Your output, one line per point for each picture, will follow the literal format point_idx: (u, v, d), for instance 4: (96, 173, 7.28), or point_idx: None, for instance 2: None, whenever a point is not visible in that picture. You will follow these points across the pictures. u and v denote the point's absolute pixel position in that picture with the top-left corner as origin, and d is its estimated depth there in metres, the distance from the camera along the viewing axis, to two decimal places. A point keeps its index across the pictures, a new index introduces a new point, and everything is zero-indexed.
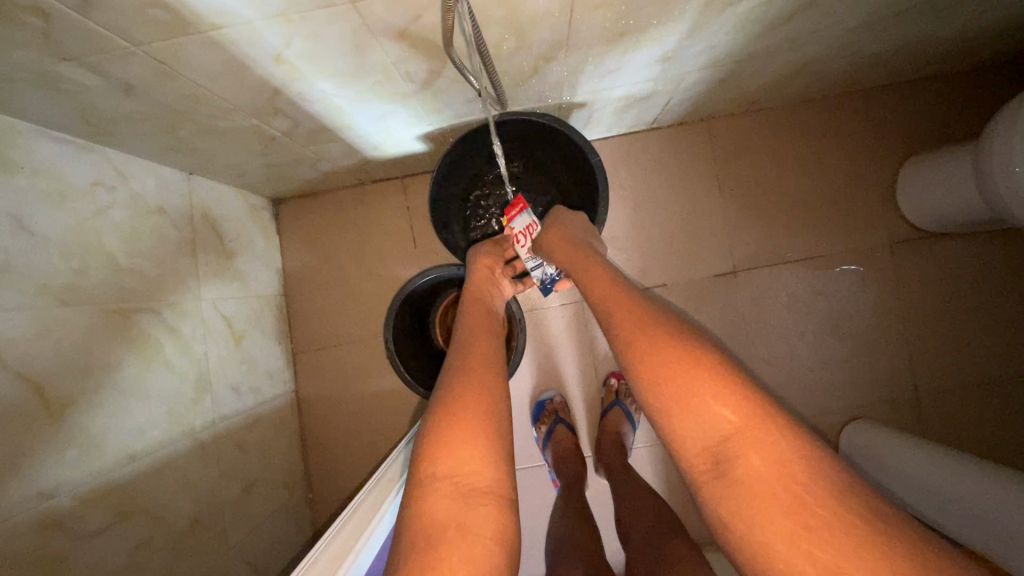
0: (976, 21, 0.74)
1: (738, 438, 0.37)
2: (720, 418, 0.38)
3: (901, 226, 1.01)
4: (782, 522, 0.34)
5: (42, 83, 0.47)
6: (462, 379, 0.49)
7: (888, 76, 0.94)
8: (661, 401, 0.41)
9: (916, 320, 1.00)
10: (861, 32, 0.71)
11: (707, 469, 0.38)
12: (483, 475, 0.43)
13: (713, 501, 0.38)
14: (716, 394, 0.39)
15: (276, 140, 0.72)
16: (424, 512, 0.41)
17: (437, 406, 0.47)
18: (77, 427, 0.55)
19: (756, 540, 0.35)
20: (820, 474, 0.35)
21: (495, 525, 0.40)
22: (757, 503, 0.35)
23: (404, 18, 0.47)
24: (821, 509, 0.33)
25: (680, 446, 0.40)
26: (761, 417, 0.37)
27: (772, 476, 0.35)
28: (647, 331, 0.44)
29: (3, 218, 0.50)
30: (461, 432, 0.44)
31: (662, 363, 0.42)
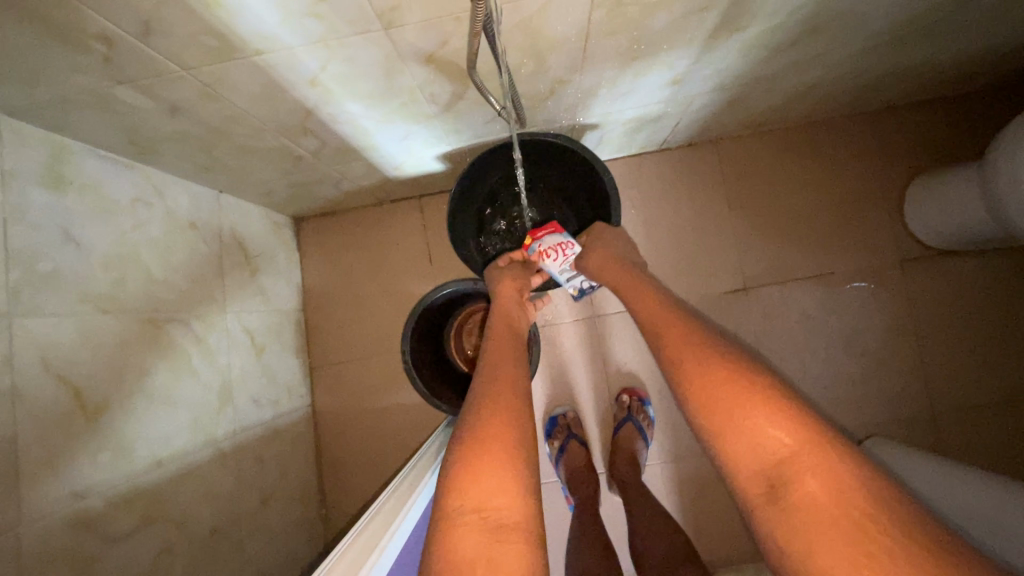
0: (979, 44, 0.76)
1: (793, 463, 0.38)
2: (775, 440, 0.39)
3: (912, 244, 1.01)
4: (841, 552, 0.34)
5: (96, 104, 0.51)
6: (490, 408, 0.50)
7: (893, 99, 0.96)
8: (712, 421, 0.43)
9: (932, 338, 1.00)
10: (866, 55, 0.73)
11: (762, 493, 0.39)
12: (511, 509, 0.42)
13: (768, 525, 0.39)
14: (771, 417, 0.40)
15: (303, 160, 0.76)
16: (448, 550, 0.40)
17: (462, 441, 0.47)
18: (111, 431, 0.58)
19: (815, 568, 0.35)
20: (866, 497, 0.35)
21: (525, 563, 0.39)
22: (816, 531, 0.36)
23: (432, 44, 0.51)
24: (885, 539, 0.33)
25: (732, 471, 0.41)
26: (818, 441, 0.39)
27: (832, 503, 0.36)
28: (692, 352, 0.47)
29: (53, 229, 0.54)
30: (488, 461, 0.44)
31: (714, 385, 0.44)
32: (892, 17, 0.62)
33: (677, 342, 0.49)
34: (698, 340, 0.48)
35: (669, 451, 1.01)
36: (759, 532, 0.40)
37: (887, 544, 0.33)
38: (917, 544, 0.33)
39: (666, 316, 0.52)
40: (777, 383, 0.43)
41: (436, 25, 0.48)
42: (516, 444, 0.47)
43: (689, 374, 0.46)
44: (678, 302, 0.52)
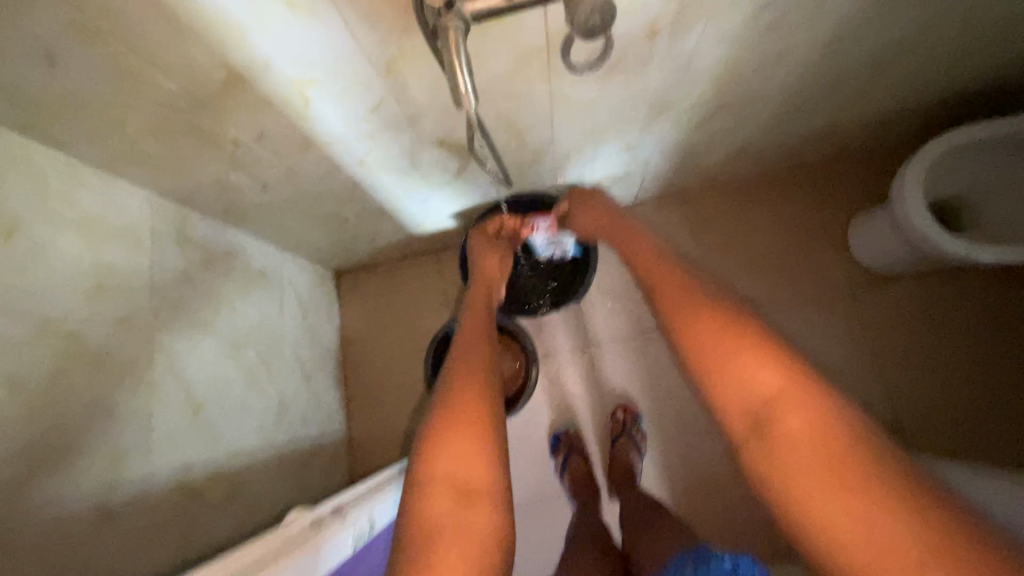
0: (871, 112, 0.96)
1: (779, 400, 0.42)
2: (764, 382, 0.44)
3: (859, 271, 1.17)
4: (820, 478, 0.38)
5: (216, 185, 0.74)
6: (463, 384, 0.54)
7: (823, 154, 1.16)
8: (705, 369, 0.48)
9: (893, 354, 1.13)
10: (778, 123, 0.94)
11: (749, 431, 0.43)
12: (480, 477, 0.47)
13: (754, 459, 0.43)
14: (757, 361, 0.45)
15: (347, 221, 0.99)
16: (421, 511, 0.45)
17: (434, 413, 0.52)
18: (206, 424, 0.76)
19: (795, 493, 0.39)
20: (843, 432, 0.40)
21: (489, 522, 0.45)
22: (798, 461, 0.40)
23: (443, 132, 0.73)
24: (856, 467, 0.38)
25: (723, 412, 0.46)
26: (802, 381, 0.43)
27: (812, 437, 0.40)
28: (690, 309, 0.52)
29: (180, 272, 0.75)
30: (461, 434, 0.49)
31: (709, 337, 0.49)
32: (782, 98, 0.84)
33: (674, 301, 0.54)
34: (696, 298, 0.53)
35: (660, 460, 1.15)
36: (745, 465, 0.44)
37: (859, 472, 0.38)
38: (883, 474, 0.37)
39: (667, 276, 0.58)
40: (763, 330, 0.48)
41: (444, 122, 0.70)
42: (483, 412, 0.52)
43: (688, 329, 0.50)
44: (650, 264, 0.62)
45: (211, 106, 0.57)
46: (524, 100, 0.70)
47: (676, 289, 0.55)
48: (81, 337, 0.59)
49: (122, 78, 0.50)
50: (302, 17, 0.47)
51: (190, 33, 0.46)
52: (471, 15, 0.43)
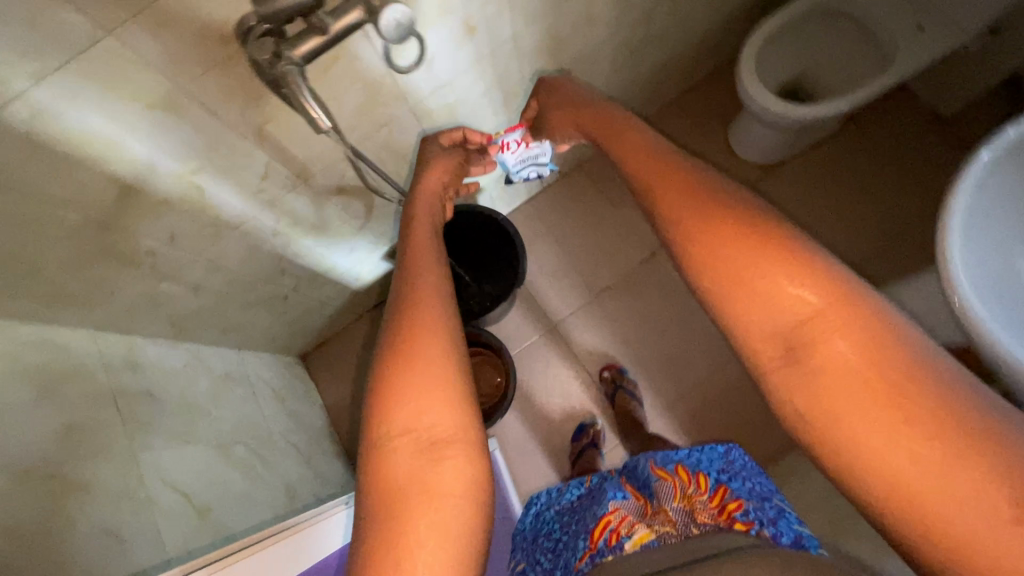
0: (695, 34, 1.09)
1: (816, 323, 0.37)
2: (798, 299, 0.38)
3: (753, 168, 1.29)
4: (874, 415, 0.34)
5: (149, 301, 0.78)
6: (412, 321, 0.50)
7: (679, 85, 1.29)
8: (719, 286, 0.41)
9: (817, 220, 1.23)
10: (624, 70, 1.06)
11: (778, 355, 0.39)
12: (445, 423, 0.45)
13: (785, 389, 0.38)
14: (786, 272, 0.39)
15: (288, 298, 1.03)
16: (382, 472, 0.43)
17: (388, 364, 0.47)
18: (217, 524, 0.76)
19: (844, 439, 0.35)
20: (907, 367, 0.34)
21: (463, 474, 0.43)
22: (841, 400, 0.35)
23: (336, 180, 0.80)
24: (921, 409, 0.33)
25: (744, 340, 0.40)
26: (844, 299, 0.38)
27: (864, 364, 0.35)
28: (698, 214, 0.45)
29: (142, 394, 0.78)
30: (415, 381, 0.45)
31: (722, 246, 0.42)
32: (613, 48, 0.96)
33: (684, 209, 0.46)
34: (710, 201, 0.45)
35: (660, 399, 1.21)
36: (770, 394, 0.39)
37: (925, 405, 0.33)
38: (957, 420, 0.32)
39: (665, 190, 0.48)
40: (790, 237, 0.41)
41: (332, 169, 0.77)
42: (441, 359, 0.47)
43: (696, 239, 0.43)
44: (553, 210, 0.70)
45: (116, 223, 0.62)
46: (393, 126, 0.78)
47: (678, 180, 0.49)
48: (65, 474, 0.61)
49: (24, 223, 0.55)
50: (164, 114, 0.54)
51: (71, 160, 0.52)
52: (301, 58, 0.50)
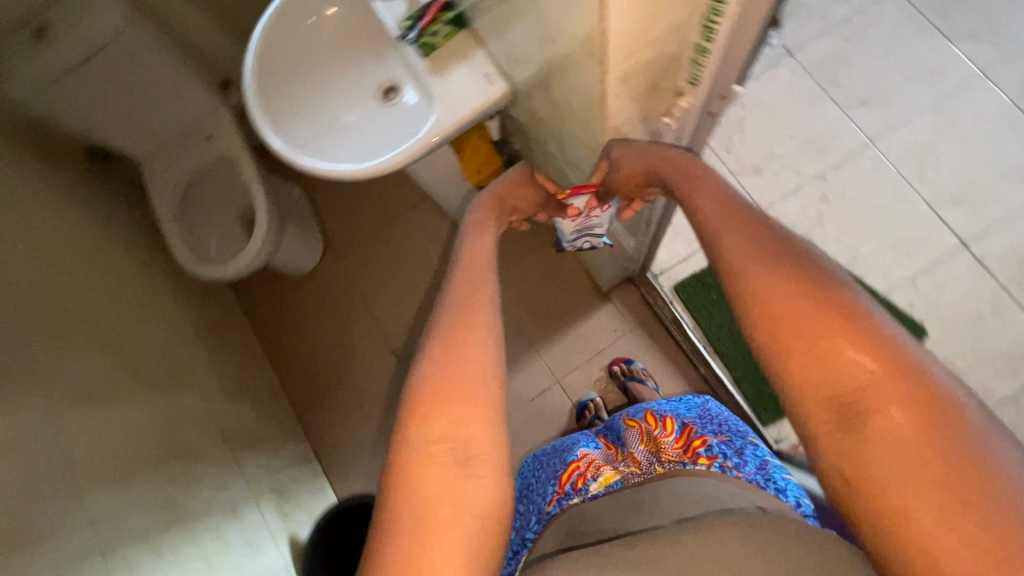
0: (176, 314, 1.17)
1: (870, 393, 0.39)
2: (856, 364, 0.40)
3: (326, 262, 1.45)
4: (925, 495, 0.35)
5: None
6: (456, 333, 0.55)
7: (233, 320, 1.37)
8: (784, 346, 0.43)
9: (378, 219, 1.45)
10: (192, 386, 1.08)
11: (834, 420, 0.40)
12: (482, 439, 0.50)
13: (834, 458, 0.40)
14: (853, 341, 0.41)
15: None
16: (407, 480, 0.46)
17: (430, 365, 0.53)
18: None
19: (898, 515, 0.36)
20: (962, 454, 0.35)
21: (494, 488, 0.48)
22: (893, 482, 0.37)
23: None
24: (976, 504, 0.34)
25: (798, 398, 0.42)
26: (902, 364, 0.39)
27: (914, 445, 0.37)
28: (766, 281, 0.46)
29: None
30: (452, 395, 0.51)
31: (791, 313, 0.43)
32: (160, 402, 0.97)
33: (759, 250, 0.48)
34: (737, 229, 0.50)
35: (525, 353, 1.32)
36: (818, 462, 0.41)
37: (974, 492, 0.34)
38: (1011, 509, 0.33)
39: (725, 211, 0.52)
40: (865, 315, 0.42)
41: None
42: (483, 385, 0.52)
43: (769, 312, 0.45)
44: None
45: None
46: None
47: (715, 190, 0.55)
48: None
49: None
50: None
51: None
52: None
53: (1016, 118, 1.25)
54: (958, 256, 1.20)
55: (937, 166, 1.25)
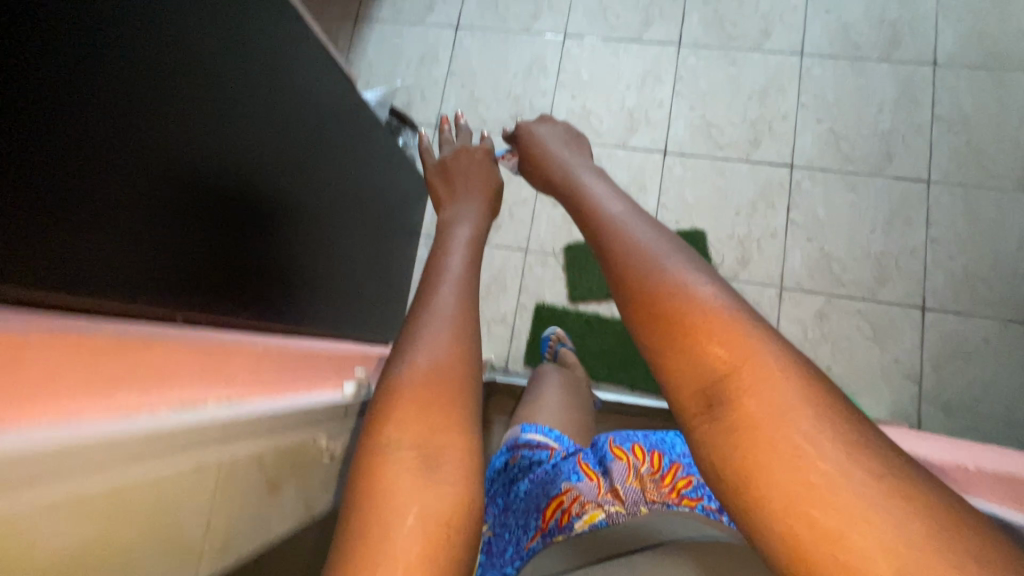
0: None
1: (732, 373, 0.51)
2: (716, 355, 0.53)
3: None
4: (775, 474, 0.45)
5: None
6: (405, 364, 0.63)
7: None
8: (664, 341, 0.56)
9: None
10: None
11: (699, 408, 0.52)
12: (456, 442, 0.58)
13: (703, 439, 0.51)
14: (718, 336, 0.53)
15: None
16: (370, 482, 0.55)
17: (408, 364, 0.63)
18: None
19: (754, 495, 0.45)
20: (802, 439, 0.45)
21: (466, 485, 0.56)
22: (753, 465, 0.46)
23: None
24: (816, 483, 0.43)
25: (678, 394, 0.54)
26: (751, 355, 0.51)
27: (770, 432, 0.47)
28: (651, 287, 0.59)
29: None
30: (425, 399, 0.59)
31: (672, 310, 0.56)
32: None
33: (621, 267, 0.63)
34: (624, 239, 0.66)
35: None
36: (693, 443, 0.52)
37: (814, 466, 0.44)
38: (848, 491, 0.42)
39: (608, 228, 0.69)
40: (741, 317, 0.55)
41: None
42: (450, 382, 0.62)
43: (653, 307, 0.58)
44: None
45: None
46: None
47: (597, 218, 0.74)
48: None
49: None
50: None
51: None
52: None
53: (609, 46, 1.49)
54: (667, 161, 1.40)
55: (597, 113, 1.44)
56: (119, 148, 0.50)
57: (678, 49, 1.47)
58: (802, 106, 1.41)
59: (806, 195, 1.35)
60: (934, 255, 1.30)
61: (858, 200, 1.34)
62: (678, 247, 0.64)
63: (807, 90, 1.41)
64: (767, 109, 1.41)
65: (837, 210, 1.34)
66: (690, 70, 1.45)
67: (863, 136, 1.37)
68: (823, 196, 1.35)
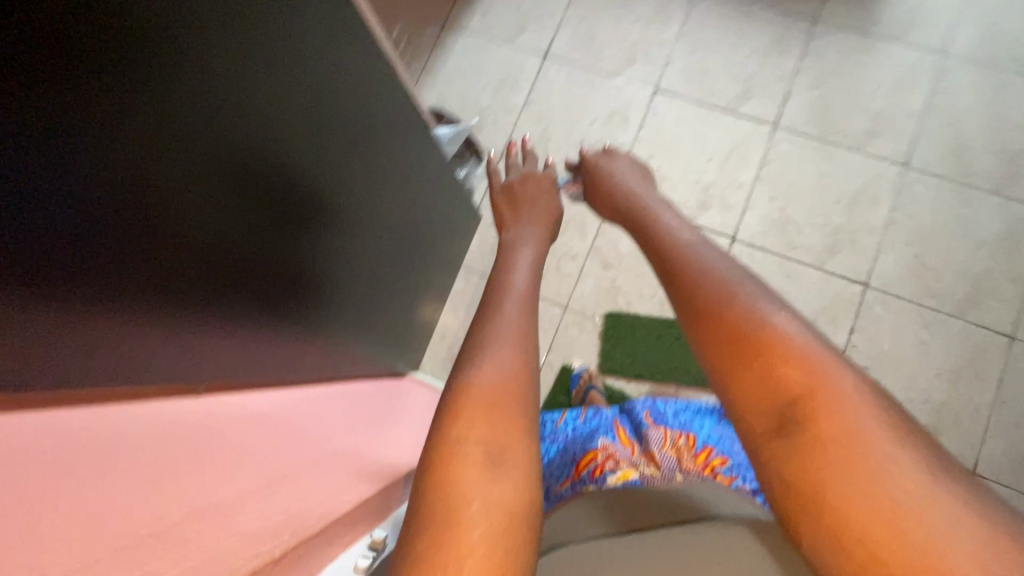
0: None
1: (802, 400, 0.62)
2: (786, 378, 0.65)
3: None
4: (855, 487, 0.55)
5: None
6: (488, 361, 0.73)
7: None
8: (731, 365, 0.70)
9: None
10: None
11: (772, 431, 0.64)
12: (516, 447, 0.64)
13: (778, 458, 0.62)
14: (786, 365, 0.65)
15: None
16: (438, 467, 0.61)
17: (476, 372, 0.71)
18: None
19: (834, 506, 0.56)
20: (881, 460, 0.56)
21: (523, 487, 0.60)
22: (832, 480, 0.57)
23: None
24: (896, 496, 0.54)
25: (751, 414, 0.66)
26: (821, 382, 0.63)
27: (845, 452, 0.57)
28: (721, 313, 0.74)
29: None
30: (489, 406, 0.66)
31: (742, 338, 0.70)
32: None
33: (694, 294, 0.81)
34: (699, 273, 0.83)
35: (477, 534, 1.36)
36: (767, 462, 0.63)
37: (888, 482, 0.55)
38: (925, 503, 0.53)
39: (684, 263, 0.87)
40: (806, 351, 0.66)
41: None
42: (510, 397, 0.69)
43: (722, 330, 0.73)
44: None
45: None
46: None
47: (678, 253, 0.91)
48: None
49: None
50: None
51: None
52: None
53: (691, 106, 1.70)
54: (735, 247, 1.59)
55: (675, 184, 1.65)
56: (194, 203, 0.58)
57: (775, 128, 1.67)
58: (894, 222, 1.58)
59: (874, 319, 1.52)
60: (1000, 419, 1.44)
61: (928, 347, 1.49)
62: (748, 284, 0.78)
63: (902, 208, 1.58)
64: (856, 221, 1.59)
65: (901, 347, 1.50)
66: (778, 156, 1.65)
67: (946, 275, 1.53)
68: (892, 324, 1.51)
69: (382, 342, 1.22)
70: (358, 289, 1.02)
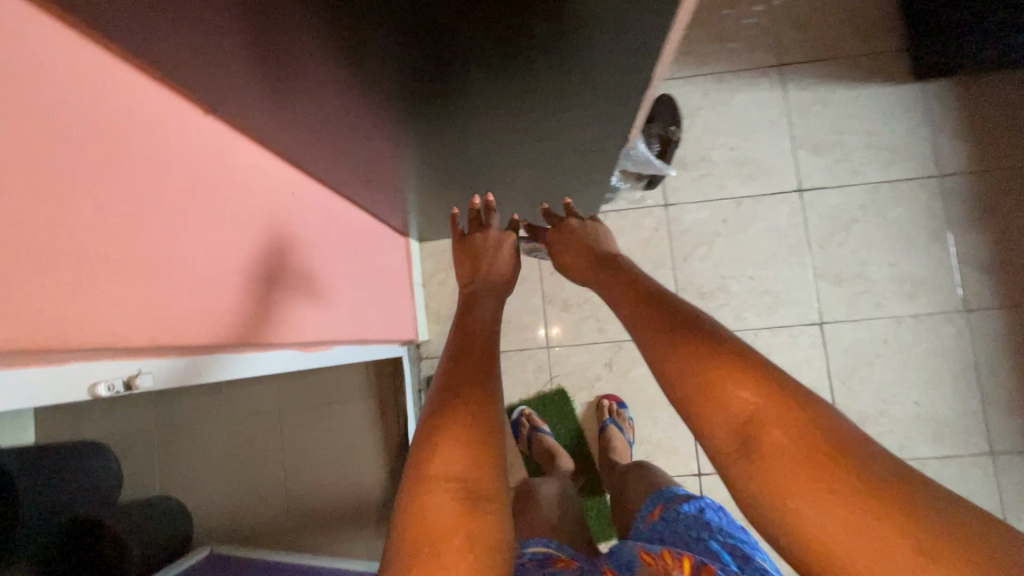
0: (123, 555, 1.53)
1: (742, 393, 0.66)
2: (725, 377, 0.68)
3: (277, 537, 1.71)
4: (798, 468, 0.60)
5: None
6: (461, 388, 0.79)
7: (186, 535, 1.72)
8: (679, 370, 0.72)
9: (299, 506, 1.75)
10: None
11: (718, 424, 0.67)
12: (484, 477, 0.70)
13: (725, 448, 0.66)
14: (725, 362, 0.69)
15: None
16: (416, 512, 0.67)
17: (443, 406, 0.76)
18: None
19: (782, 485, 0.60)
20: (822, 442, 0.60)
21: (493, 517, 0.67)
22: (778, 465, 0.61)
23: None
24: (838, 472, 0.58)
25: (697, 412, 0.69)
26: (759, 375, 0.67)
27: (787, 437, 0.62)
28: (667, 326, 0.77)
29: None
30: (460, 440, 0.72)
31: (686, 345, 0.73)
32: None
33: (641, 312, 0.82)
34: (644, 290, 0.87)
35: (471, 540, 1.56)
36: (718, 453, 0.66)
37: (830, 461, 0.59)
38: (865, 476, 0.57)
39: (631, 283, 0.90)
40: (744, 350, 0.70)
41: None
42: (481, 424, 0.74)
43: (670, 339, 0.75)
44: None
45: None
46: None
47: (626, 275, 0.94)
48: None
49: None
50: None
51: None
52: None
53: (838, 157, 1.85)
54: None
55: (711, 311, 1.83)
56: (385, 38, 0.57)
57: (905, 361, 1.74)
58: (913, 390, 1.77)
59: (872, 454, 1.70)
60: None
61: None
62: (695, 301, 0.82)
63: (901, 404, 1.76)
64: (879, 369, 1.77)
65: None
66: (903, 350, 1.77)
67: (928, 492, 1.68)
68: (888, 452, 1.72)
69: (405, 194, 1.24)
70: (466, 156, 1.01)
